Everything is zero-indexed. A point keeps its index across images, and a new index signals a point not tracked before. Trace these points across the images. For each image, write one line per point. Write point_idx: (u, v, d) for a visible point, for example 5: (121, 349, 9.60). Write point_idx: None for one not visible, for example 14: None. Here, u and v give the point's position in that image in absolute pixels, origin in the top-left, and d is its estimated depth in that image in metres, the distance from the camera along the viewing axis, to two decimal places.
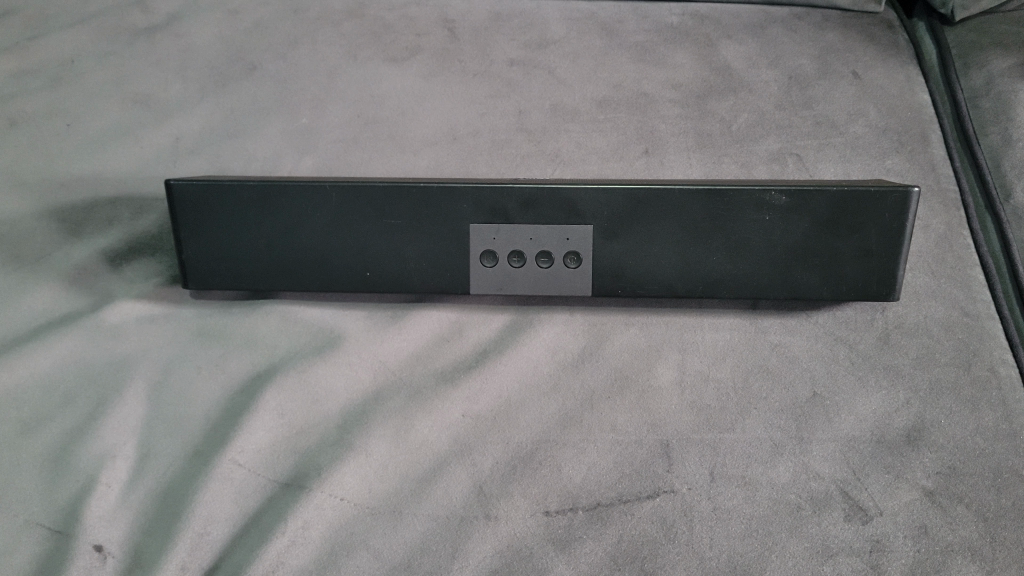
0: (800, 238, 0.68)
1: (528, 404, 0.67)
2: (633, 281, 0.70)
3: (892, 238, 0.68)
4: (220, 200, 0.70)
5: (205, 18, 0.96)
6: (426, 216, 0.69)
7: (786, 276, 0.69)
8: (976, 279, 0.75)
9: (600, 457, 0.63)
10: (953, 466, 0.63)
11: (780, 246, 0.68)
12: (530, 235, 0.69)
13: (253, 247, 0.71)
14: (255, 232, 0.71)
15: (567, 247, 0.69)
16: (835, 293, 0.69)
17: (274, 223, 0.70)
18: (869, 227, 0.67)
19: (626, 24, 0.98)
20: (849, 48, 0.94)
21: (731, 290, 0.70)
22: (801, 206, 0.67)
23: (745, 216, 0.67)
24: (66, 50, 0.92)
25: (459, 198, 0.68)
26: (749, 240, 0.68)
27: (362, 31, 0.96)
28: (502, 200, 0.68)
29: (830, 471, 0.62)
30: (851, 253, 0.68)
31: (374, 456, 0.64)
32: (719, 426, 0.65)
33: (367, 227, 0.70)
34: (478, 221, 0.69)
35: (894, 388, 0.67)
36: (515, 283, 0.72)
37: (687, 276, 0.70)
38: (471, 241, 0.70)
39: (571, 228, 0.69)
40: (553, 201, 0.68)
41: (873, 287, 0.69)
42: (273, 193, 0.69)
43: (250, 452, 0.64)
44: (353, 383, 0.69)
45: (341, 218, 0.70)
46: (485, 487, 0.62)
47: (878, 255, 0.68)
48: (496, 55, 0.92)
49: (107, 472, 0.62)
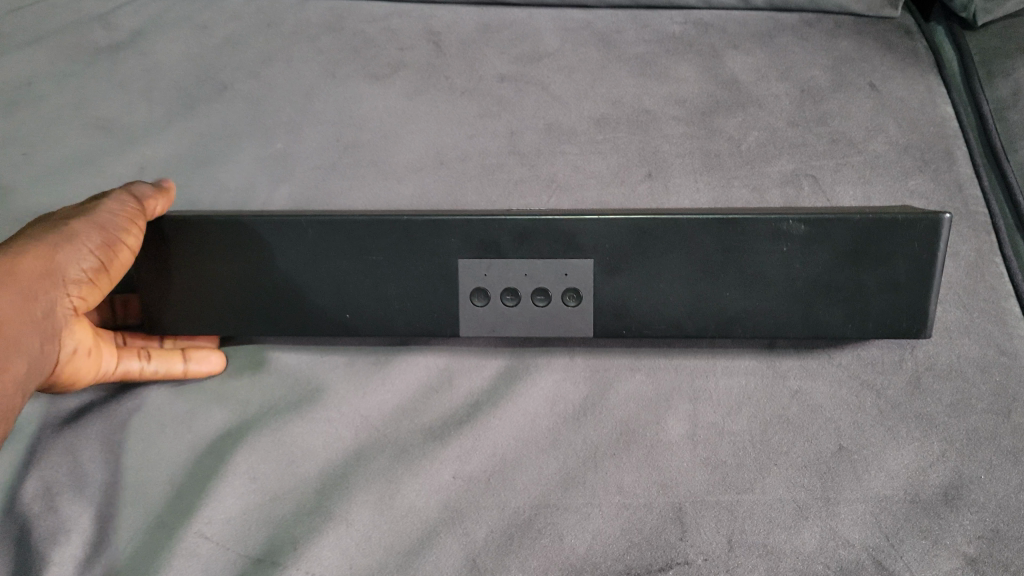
0: (822, 270, 0.62)
1: (526, 463, 0.61)
2: (639, 321, 0.64)
3: (923, 269, 0.61)
4: (183, 235, 0.64)
5: (173, 35, 0.90)
6: (410, 250, 0.63)
7: (807, 313, 0.63)
8: (1011, 311, 0.69)
9: (605, 525, 0.57)
10: (997, 529, 0.57)
11: (799, 280, 0.62)
12: (526, 270, 0.63)
13: (221, 286, 0.65)
14: (221, 271, 0.65)
15: (566, 283, 0.63)
16: (862, 332, 0.63)
17: (243, 260, 0.64)
18: (898, 259, 0.61)
19: (625, 34, 0.91)
20: (865, 57, 0.88)
21: (746, 329, 0.63)
22: (821, 236, 0.61)
23: (762, 247, 0.61)
24: (22, 71, 0.85)
25: (446, 231, 0.62)
26: (765, 274, 0.62)
27: (342, 45, 0.89)
28: (494, 234, 0.62)
29: (859, 537, 0.56)
30: (879, 286, 0.62)
31: (356, 526, 0.58)
32: (737, 486, 0.59)
33: (346, 265, 0.64)
34: (468, 256, 0.63)
35: (927, 439, 0.61)
36: (509, 324, 0.65)
37: (698, 315, 0.63)
38: (460, 278, 0.64)
39: (570, 262, 0.62)
40: (549, 234, 0.62)
41: (903, 324, 0.63)
42: (240, 226, 0.63)
43: (218, 524, 0.58)
44: (332, 441, 0.62)
45: (317, 253, 0.64)
46: (478, 561, 0.56)
47: (907, 288, 0.62)
48: (486, 71, 0.86)
49: (59, 549, 0.56)
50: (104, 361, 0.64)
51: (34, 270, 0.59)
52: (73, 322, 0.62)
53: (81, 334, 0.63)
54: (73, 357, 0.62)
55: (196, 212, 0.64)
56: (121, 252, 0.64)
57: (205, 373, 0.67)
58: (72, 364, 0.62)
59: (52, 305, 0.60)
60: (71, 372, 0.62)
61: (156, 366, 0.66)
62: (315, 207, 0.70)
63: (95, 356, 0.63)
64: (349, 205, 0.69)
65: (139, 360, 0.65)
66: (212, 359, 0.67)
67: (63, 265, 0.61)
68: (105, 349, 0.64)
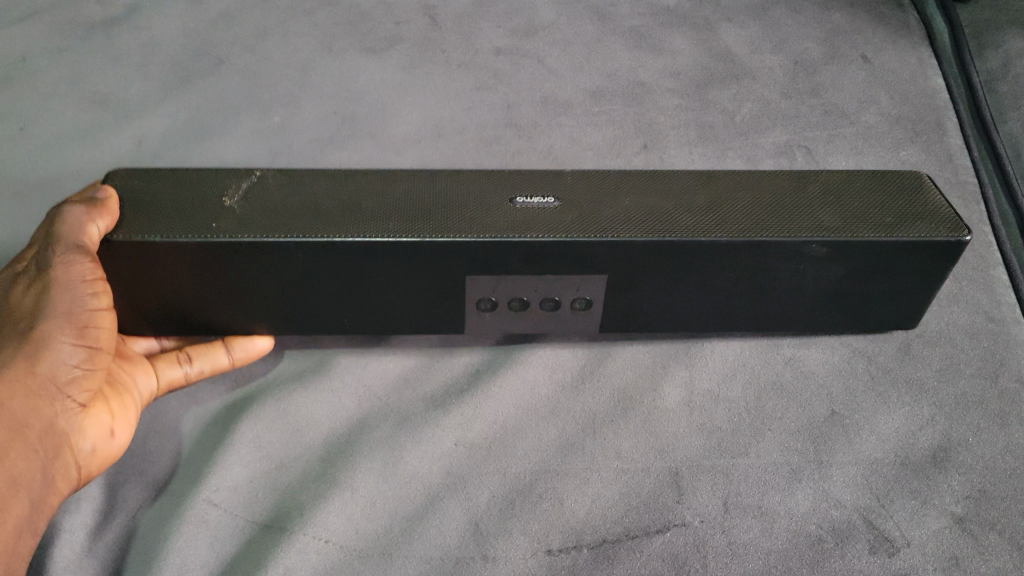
0: (832, 280, 0.62)
1: (525, 430, 0.62)
2: (644, 317, 0.66)
3: (930, 278, 0.63)
4: (169, 257, 0.59)
5: (168, 10, 0.90)
6: (415, 269, 0.61)
7: (810, 307, 0.65)
8: (999, 279, 0.70)
9: (604, 489, 0.59)
10: (984, 490, 0.58)
11: (806, 287, 0.63)
12: (536, 285, 0.63)
13: (221, 298, 0.63)
14: (218, 285, 0.61)
15: (577, 294, 0.64)
16: (855, 319, 0.66)
17: (244, 278, 0.61)
18: (907, 273, 0.62)
19: (619, 7, 0.92)
20: (858, 29, 0.89)
21: (746, 321, 0.66)
22: (839, 255, 0.61)
23: (777, 264, 0.61)
24: (17, 45, 0.85)
25: (454, 255, 0.60)
26: (775, 284, 0.63)
27: (338, 19, 0.90)
28: (504, 256, 0.60)
29: (851, 498, 0.58)
30: (881, 291, 0.64)
31: (361, 492, 0.59)
32: (732, 451, 0.60)
33: (348, 282, 0.62)
34: (476, 275, 0.61)
35: (918, 404, 0.63)
36: (516, 321, 0.66)
37: (704, 311, 0.65)
38: (469, 290, 0.63)
39: (583, 280, 0.62)
40: (562, 255, 0.60)
41: (895, 316, 0.66)
42: (239, 252, 0.59)
43: (226, 491, 0.59)
44: (336, 412, 0.64)
45: (315, 271, 0.61)
46: (481, 524, 0.57)
47: (908, 290, 0.64)
48: (482, 44, 0.87)
49: (69, 517, 0.57)
50: (141, 387, 0.64)
51: (21, 397, 0.55)
52: (82, 417, 0.58)
53: (94, 423, 0.59)
54: (97, 448, 0.59)
55: (184, 238, 0.58)
56: (99, 323, 0.58)
57: (254, 357, 0.67)
58: (102, 451, 0.59)
59: (48, 421, 0.56)
60: (106, 457, 0.59)
61: (202, 365, 0.66)
62: (303, 184, 0.63)
63: (119, 422, 0.61)
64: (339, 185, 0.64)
65: (182, 366, 0.66)
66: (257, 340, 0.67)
67: (50, 373, 0.56)
68: (123, 415, 0.62)
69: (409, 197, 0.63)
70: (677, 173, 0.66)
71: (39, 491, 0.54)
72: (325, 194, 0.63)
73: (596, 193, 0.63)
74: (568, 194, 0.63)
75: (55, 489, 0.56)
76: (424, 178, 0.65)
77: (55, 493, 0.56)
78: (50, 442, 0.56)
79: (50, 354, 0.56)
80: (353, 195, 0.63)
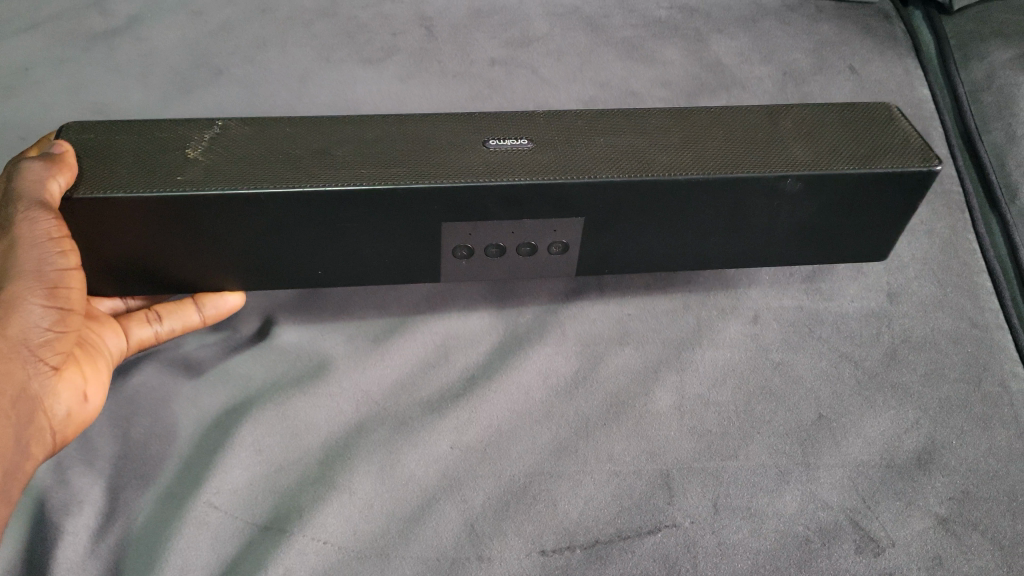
0: (802, 212, 0.65)
1: (520, 433, 0.63)
2: (621, 258, 0.68)
3: (904, 203, 0.65)
4: (130, 212, 0.59)
5: (168, 21, 0.91)
6: (390, 213, 0.61)
7: (789, 236, 0.67)
8: (983, 285, 0.72)
9: (597, 491, 0.60)
10: (967, 491, 0.60)
11: (786, 223, 0.66)
12: (512, 230, 0.64)
13: (189, 250, 0.62)
14: (186, 236, 0.61)
15: (552, 237, 0.65)
16: (833, 247, 0.69)
17: (216, 228, 0.61)
18: (882, 202, 0.65)
19: (612, 19, 0.94)
20: (846, 41, 0.90)
21: (727, 256, 0.68)
22: (816, 189, 0.62)
23: (758, 202, 0.63)
24: (19, 56, 0.87)
25: (429, 200, 0.60)
26: (748, 218, 0.65)
27: (335, 30, 0.91)
28: (479, 201, 0.61)
29: (838, 499, 0.59)
30: (858, 222, 0.67)
31: (359, 494, 0.60)
32: (722, 453, 0.62)
33: (329, 230, 0.62)
34: (451, 220, 0.62)
35: (903, 408, 0.64)
36: (493, 268, 0.68)
37: (684, 247, 0.67)
38: (446, 236, 0.64)
39: (558, 222, 0.63)
40: (539, 197, 0.61)
41: (870, 243, 0.69)
42: (205, 204, 0.59)
43: (226, 493, 0.60)
44: (334, 416, 0.65)
45: (295, 220, 0.61)
46: (476, 526, 0.59)
47: (871, 217, 0.66)
48: (477, 55, 0.88)
49: (72, 519, 0.59)
50: (111, 346, 0.66)
51: None
52: (55, 380, 0.59)
53: (66, 385, 0.60)
54: (71, 414, 0.60)
55: (146, 191, 0.58)
56: (69, 283, 0.59)
57: (224, 314, 0.70)
58: (77, 416, 0.60)
59: (22, 383, 0.57)
60: (79, 422, 0.61)
61: (172, 324, 0.69)
62: (272, 130, 0.64)
63: (92, 387, 0.62)
64: (309, 129, 0.64)
65: (152, 326, 0.69)
66: (228, 297, 0.69)
67: (21, 334, 0.57)
68: (96, 377, 0.63)
69: (383, 141, 0.63)
70: (649, 113, 0.67)
71: (13, 455, 0.55)
72: (295, 138, 0.63)
73: (567, 136, 0.64)
74: (542, 135, 0.64)
75: (30, 455, 0.57)
76: (393, 121, 0.65)
77: (30, 457, 0.57)
78: (24, 406, 0.57)
79: (19, 315, 0.56)
80: (326, 138, 0.63)
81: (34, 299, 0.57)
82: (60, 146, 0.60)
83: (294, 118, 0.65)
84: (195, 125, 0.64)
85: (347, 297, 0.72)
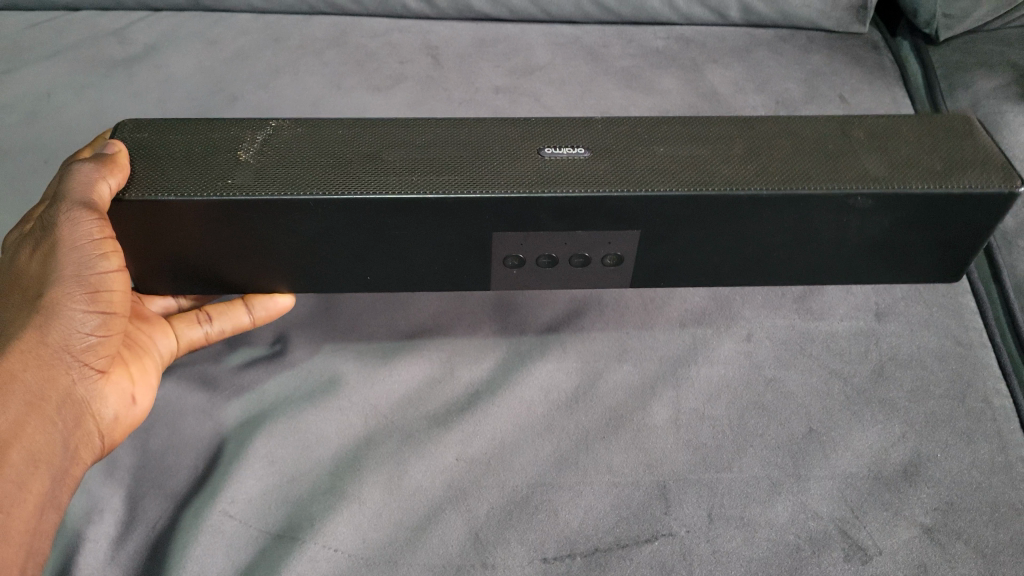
0: (875, 228, 0.66)
1: (522, 446, 0.66)
2: (677, 270, 0.70)
3: (973, 224, 0.66)
4: (182, 212, 0.62)
5: (184, 49, 0.95)
6: (450, 220, 0.64)
7: (857, 254, 0.69)
8: (967, 305, 0.75)
9: (597, 501, 0.63)
10: (951, 502, 0.63)
11: (849, 241, 0.68)
12: (566, 241, 0.67)
13: (250, 248, 0.66)
14: (235, 237, 0.65)
15: (607, 249, 0.68)
16: (895, 265, 0.71)
17: (279, 229, 0.64)
18: (952, 223, 0.66)
19: (612, 48, 0.97)
20: (836, 70, 0.94)
21: (790, 269, 0.71)
22: (881, 207, 0.64)
23: (823, 218, 0.65)
24: (41, 82, 0.90)
25: (485, 209, 0.63)
26: (818, 232, 0.67)
27: (346, 59, 0.95)
28: (536, 211, 0.63)
29: (828, 509, 0.62)
30: (924, 242, 0.68)
31: (368, 504, 0.63)
32: (717, 465, 0.65)
33: (398, 234, 0.65)
34: (505, 231, 0.65)
35: (890, 422, 0.67)
36: (546, 277, 0.71)
37: (744, 261, 0.70)
38: (500, 245, 0.67)
39: (614, 235, 0.66)
40: (596, 210, 0.63)
41: (932, 263, 0.71)
42: (257, 207, 0.62)
43: (240, 503, 0.63)
44: (344, 428, 0.67)
45: (363, 222, 0.64)
46: (481, 534, 0.61)
47: (952, 231, 0.67)
48: (482, 83, 0.92)
49: (94, 527, 0.61)
50: (161, 347, 0.73)
51: (36, 371, 0.62)
52: (101, 383, 0.66)
53: (112, 389, 0.66)
54: (118, 418, 0.65)
55: (198, 194, 0.61)
56: (109, 287, 0.64)
57: (273, 315, 0.73)
58: (124, 419, 0.66)
59: (66, 390, 0.64)
60: (127, 426, 0.66)
61: (221, 326, 0.73)
62: (326, 132, 0.67)
63: (141, 389, 0.68)
64: (360, 132, 0.67)
65: (201, 327, 0.73)
66: (276, 299, 0.72)
67: (62, 341, 0.62)
68: (144, 379, 0.69)
69: (434, 146, 0.66)
70: (709, 121, 0.69)
71: (60, 461, 0.61)
72: (353, 143, 0.66)
73: (625, 145, 0.66)
74: (597, 144, 0.66)
75: (78, 459, 0.62)
76: (443, 125, 0.68)
77: (79, 460, 0.62)
78: (71, 412, 0.64)
79: (62, 326, 0.62)
80: (381, 141, 0.66)
81: (80, 308, 0.63)
82: (113, 146, 0.63)
83: (346, 121, 0.69)
84: (246, 126, 0.67)
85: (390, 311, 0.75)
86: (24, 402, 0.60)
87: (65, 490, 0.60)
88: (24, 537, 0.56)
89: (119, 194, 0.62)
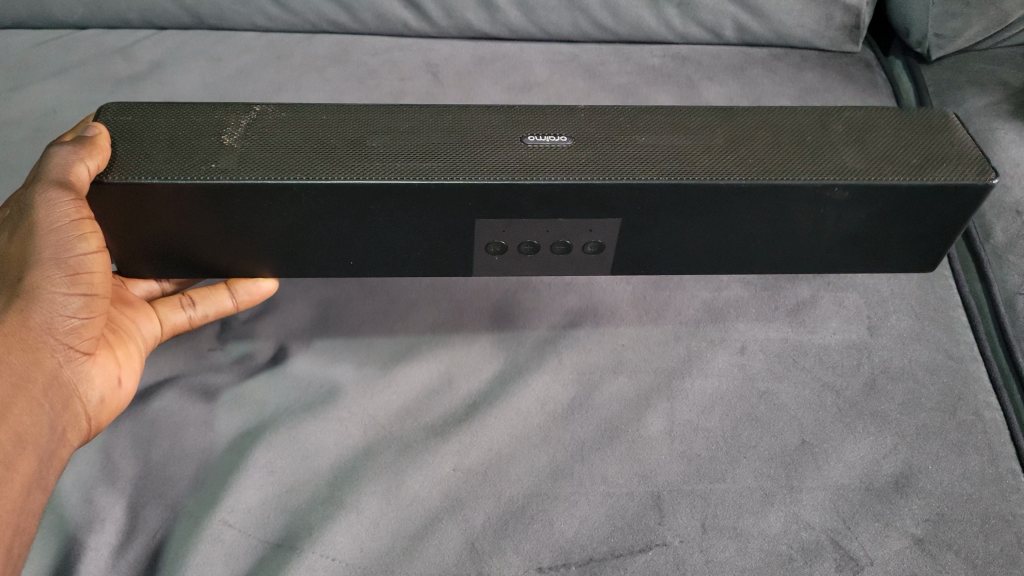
0: (851, 220, 0.68)
1: (518, 457, 0.67)
2: (659, 258, 0.72)
3: (948, 214, 0.68)
4: (167, 195, 0.63)
5: (188, 66, 0.97)
6: (431, 206, 0.65)
7: (833, 244, 0.71)
8: (958, 319, 0.76)
9: (592, 511, 0.63)
10: (942, 513, 0.63)
11: (825, 231, 0.69)
12: (548, 229, 0.68)
13: (236, 230, 0.67)
14: (219, 221, 0.66)
15: (590, 237, 0.69)
16: (872, 255, 0.73)
17: (263, 215, 0.66)
18: (928, 213, 0.68)
19: (608, 66, 0.99)
20: (829, 88, 0.96)
21: (767, 259, 0.73)
22: (860, 198, 0.66)
23: (802, 208, 0.67)
24: (48, 98, 0.92)
25: (467, 197, 0.64)
26: (795, 222, 0.68)
27: (347, 76, 0.96)
28: (518, 200, 0.65)
29: (820, 520, 0.63)
30: (900, 234, 0.70)
31: (366, 513, 0.64)
32: (710, 476, 0.65)
33: (383, 219, 0.67)
34: (488, 218, 0.67)
35: (881, 434, 0.68)
36: (526, 264, 0.73)
37: (725, 250, 0.71)
38: (480, 232, 0.68)
39: (595, 223, 0.68)
40: (579, 199, 0.65)
41: (905, 252, 0.73)
42: (243, 190, 0.63)
43: (240, 513, 0.63)
44: (343, 439, 0.68)
45: (349, 208, 0.65)
46: (476, 544, 0.62)
47: (924, 221, 0.69)
48: (480, 100, 0.94)
49: (94, 536, 0.62)
50: (144, 331, 0.75)
51: (21, 354, 0.65)
52: (88, 364, 0.69)
53: (99, 371, 0.69)
54: (105, 398, 0.68)
55: (183, 178, 0.62)
56: (90, 269, 0.66)
57: (256, 298, 0.75)
58: (110, 400, 0.68)
59: (53, 371, 0.67)
60: (113, 407, 0.68)
61: (205, 310, 0.76)
62: (311, 117, 0.68)
63: (124, 370, 0.71)
64: (345, 118, 0.68)
65: (185, 311, 0.76)
66: (259, 282, 0.74)
67: (44, 325, 0.65)
68: (128, 362, 0.72)
69: (417, 132, 0.67)
70: (691, 111, 0.70)
71: (48, 442, 0.63)
72: (335, 128, 0.67)
73: (608, 133, 0.68)
74: (580, 132, 0.68)
75: (67, 441, 0.65)
76: (427, 112, 0.70)
77: (67, 442, 0.65)
78: (58, 394, 0.67)
79: (43, 310, 0.65)
80: (364, 127, 0.67)
81: (61, 292, 0.65)
82: (94, 129, 0.64)
83: (332, 106, 0.70)
84: (231, 111, 0.68)
85: (377, 313, 0.77)
86: (11, 384, 0.63)
87: (54, 471, 0.63)
88: (12, 516, 0.58)
89: (99, 176, 0.63)
